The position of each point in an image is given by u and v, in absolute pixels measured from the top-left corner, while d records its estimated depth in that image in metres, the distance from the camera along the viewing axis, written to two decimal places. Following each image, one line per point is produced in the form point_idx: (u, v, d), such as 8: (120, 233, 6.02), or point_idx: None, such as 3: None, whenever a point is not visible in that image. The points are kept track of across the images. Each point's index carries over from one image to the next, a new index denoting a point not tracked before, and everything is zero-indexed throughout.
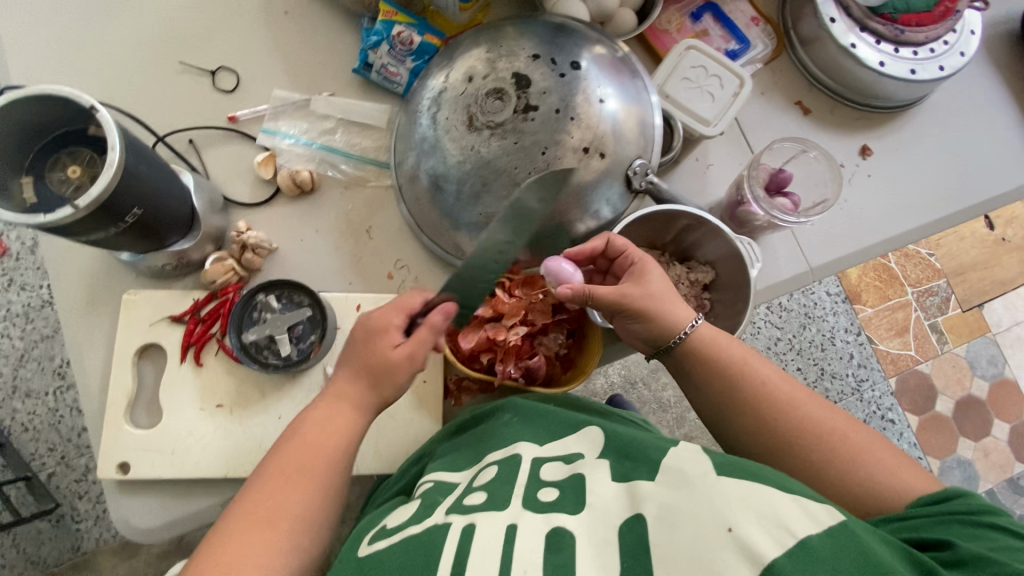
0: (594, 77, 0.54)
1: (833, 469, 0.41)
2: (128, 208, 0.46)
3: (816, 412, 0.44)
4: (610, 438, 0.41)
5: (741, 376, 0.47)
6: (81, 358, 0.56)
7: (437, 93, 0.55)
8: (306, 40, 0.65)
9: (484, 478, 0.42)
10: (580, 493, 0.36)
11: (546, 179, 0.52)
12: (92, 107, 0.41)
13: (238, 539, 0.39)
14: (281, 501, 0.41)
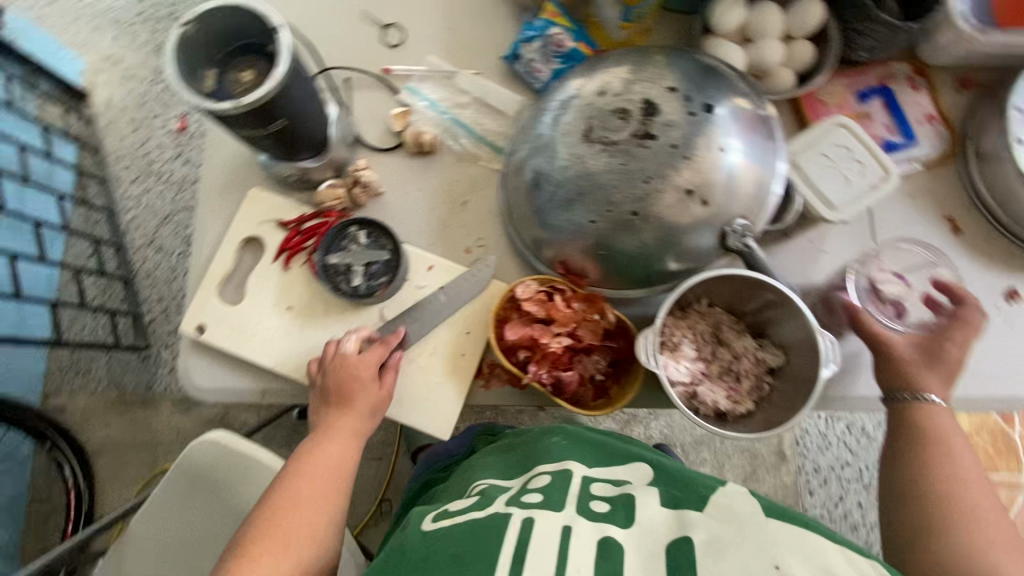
0: (724, 126, 0.52)
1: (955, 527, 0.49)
2: (275, 118, 0.53)
3: (967, 488, 0.51)
4: (655, 472, 0.53)
5: (924, 438, 0.54)
6: (203, 230, 0.65)
7: (567, 99, 0.57)
8: (473, 20, 0.70)
9: (538, 483, 0.53)
10: (629, 511, 0.47)
11: (639, 208, 0.51)
12: (278, 25, 0.48)
13: (288, 501, 0.53)
14: (306, 492, 0.54)
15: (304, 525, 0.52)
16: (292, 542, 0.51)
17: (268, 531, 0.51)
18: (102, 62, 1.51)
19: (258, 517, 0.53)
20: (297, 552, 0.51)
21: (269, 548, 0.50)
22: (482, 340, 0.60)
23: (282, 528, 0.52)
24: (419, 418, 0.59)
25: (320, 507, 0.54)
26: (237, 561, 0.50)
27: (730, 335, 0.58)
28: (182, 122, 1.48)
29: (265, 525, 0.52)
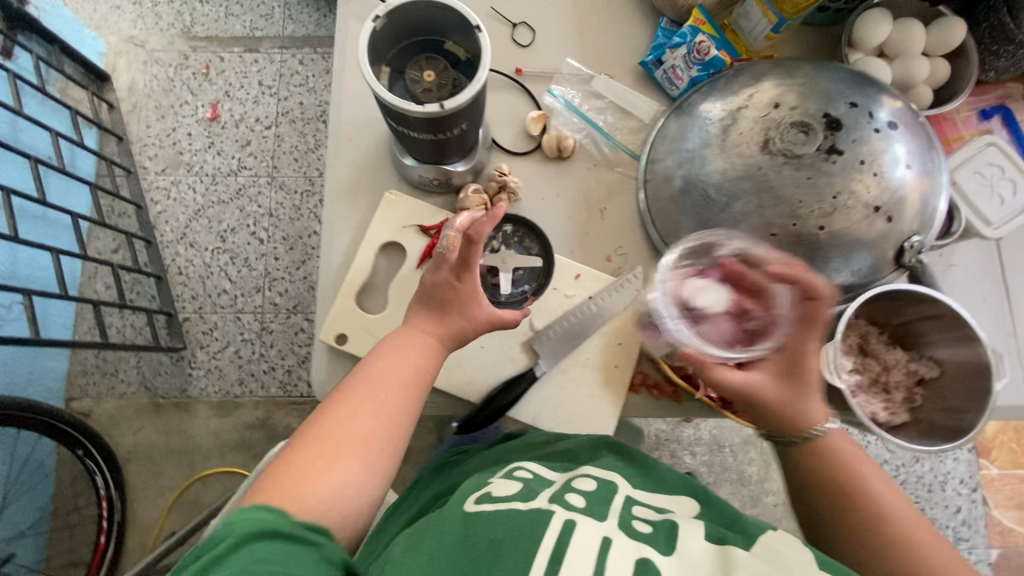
0: (902, 141, 0.53)
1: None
2: (456, 122, 0.50)
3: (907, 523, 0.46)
4: (705, 510, 0.45)
5: (868, 496, 0.47)
6: (332, 233, 0.62)
7: (734, 108, 0.56)
8: (605, 22, 0.68)
9: (585, 485, 0.46)
10: (672, 538, 0.41)
11: (826, 223, 0.51)
12: (479, 26, 0.46)
13: (343, 415, 0.46)
14: (381, 399, 0.47)
15: (369, 435, 0.46)
16: (355, 454, 0.45)
17: (333, 439, 0.45)
18: (124, 44, 1.42)
19: (323, 421, 0.46)
20: (338, 469, 0.44)
21: (330, 454, 0.44)
22: (634, 352, 0.59)
23: (344, 437, 0.45)
24: (574, 431, 0.58)
25: (391, 420, 0.47)
26: (294, 466, 0.43)
27: (879, 348, 0.59)
28: (214, 110, 1.40)
29: (337, 429, 0.45)
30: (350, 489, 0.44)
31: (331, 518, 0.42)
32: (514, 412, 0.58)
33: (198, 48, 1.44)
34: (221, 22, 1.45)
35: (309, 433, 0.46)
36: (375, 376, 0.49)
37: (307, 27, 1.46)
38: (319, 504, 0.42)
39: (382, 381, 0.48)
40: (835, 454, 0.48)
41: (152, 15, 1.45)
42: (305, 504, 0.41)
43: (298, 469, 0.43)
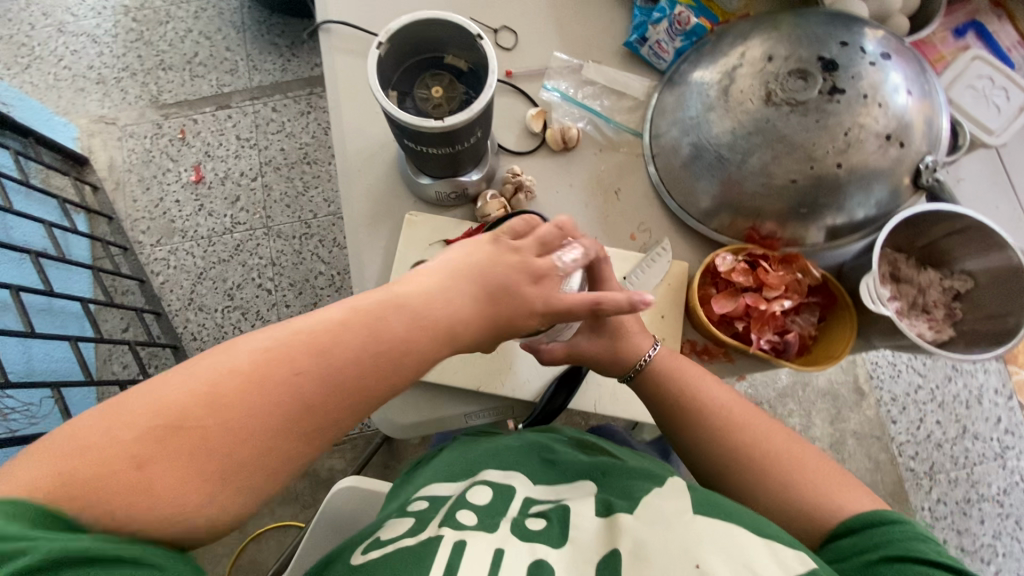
0: (897, 70, 0.54)
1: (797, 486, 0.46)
2: (471, 133, 0.51)
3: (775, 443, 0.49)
4: (601, 483, 0.46)
5: (727, 426, 0.51)
6: (361, 264, 0.63)
7: (728, 69, 0.57)
8: (582, 11, 0.70)
9: (478, 497, 0.44)
10: (565, 525, 0.41)
11: (842, 159, 0.53)
12: (479, 33, 0.47)
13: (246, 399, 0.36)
14: (285, 399, 0.37)
15: (248, 444, 0.36)
16: (223, 467, 0.35)
17: (192, 437, 0.34)
18: (96, 125, 1.43)
19: (180, 397, 0.35)
20: (210, 476, 0.35)
21: (183, 460, 0.34)
22: (680, 321, 0.61)
23: (210, 437, 0.35)
24: (638, 410, 0.59)
25: (287, 430, 0.37)
26: (125, 462, 0.33)
27: (911, 272, 0.61)
28: (197, 172, 1.41)
29: (202, 412, 0.35)
30: (210, 504, 0.35)
31: (171, 535, 0.34)
32: (575, 403, 0.59)
33: (169, 115, 1.44)
34: (187, 85, 1.46)
35: (147, 406, 0.34)
36: (291, 356, 0.38)
37: (273, 74, 1.47)
38: (153, 521, 0.33)
39: (298, 370, 0.38)
40: (667, 375, 0.54)
41: (118, 92, 1.45)
42: (123, 520, 0.32)
43: (132, 466, 0.33)
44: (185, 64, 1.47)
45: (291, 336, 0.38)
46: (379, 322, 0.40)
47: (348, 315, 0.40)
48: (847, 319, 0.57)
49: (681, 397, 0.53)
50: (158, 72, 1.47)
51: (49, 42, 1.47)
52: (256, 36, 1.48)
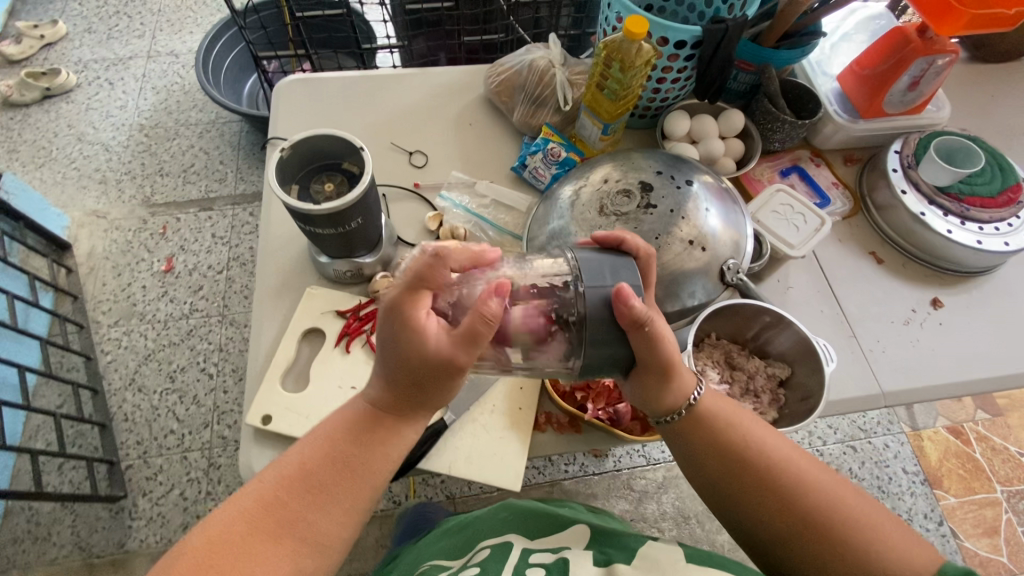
0: (701, 193, 0.69)
1: (864, 544, 0.50)
2: (351, 218, 0.63)
3: (835, 490, 0.53)
4: (590, 536, 0.60)
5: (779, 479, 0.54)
6: (261, 329, 0.71)
7: (577, 189, 0.73)
8: (482, 144, 0.88)
9: (480, 556, 0.59)
10: (564, 568, 0.53)
11: (655, 257, 0.64)
12: (362, 148, 0.62)
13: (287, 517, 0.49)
14: (328, 485, 0.50)
15: (316, 521, 0.49)
16: (296, 537, 0.48)
17: (263, 520, 0.48)
18: (87, 217, 1.59)
19: (248, 496, 0.49)
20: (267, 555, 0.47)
21: (258, 542, 0.47)
22: (536, 393, 0.66)
23: (274, 521, 0.48)
24: (490, 473, 0.62)
25: (347, 500, 0.50)
26: (216, 547, 0.46)
27: (741, 359, 0.69)
28: (168, 263, 1.54)
29: (256, 509, 0.48)
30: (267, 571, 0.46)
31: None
32: (430, 465, 0.63)
33: (156, 212, 1.61)
34: (179, 189, 1.65)
35: (230, 507, 0.49)
36: (311, 452, 0.51)
37: (258, 185, 1.68)
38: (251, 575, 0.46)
39: (322, 463, 0.50)
40: (710, 417, 0.57)
41: (115, 191, 1.64)
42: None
43: (228, 554, 0.46)
44: (181, 172, 1.68)
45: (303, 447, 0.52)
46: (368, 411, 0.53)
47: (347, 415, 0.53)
48: None
49: (734, 445, 0.56)
50: (155, 177, 1.67)
51: (67, 149, 1.70)
52: (248, 154, 1.72)
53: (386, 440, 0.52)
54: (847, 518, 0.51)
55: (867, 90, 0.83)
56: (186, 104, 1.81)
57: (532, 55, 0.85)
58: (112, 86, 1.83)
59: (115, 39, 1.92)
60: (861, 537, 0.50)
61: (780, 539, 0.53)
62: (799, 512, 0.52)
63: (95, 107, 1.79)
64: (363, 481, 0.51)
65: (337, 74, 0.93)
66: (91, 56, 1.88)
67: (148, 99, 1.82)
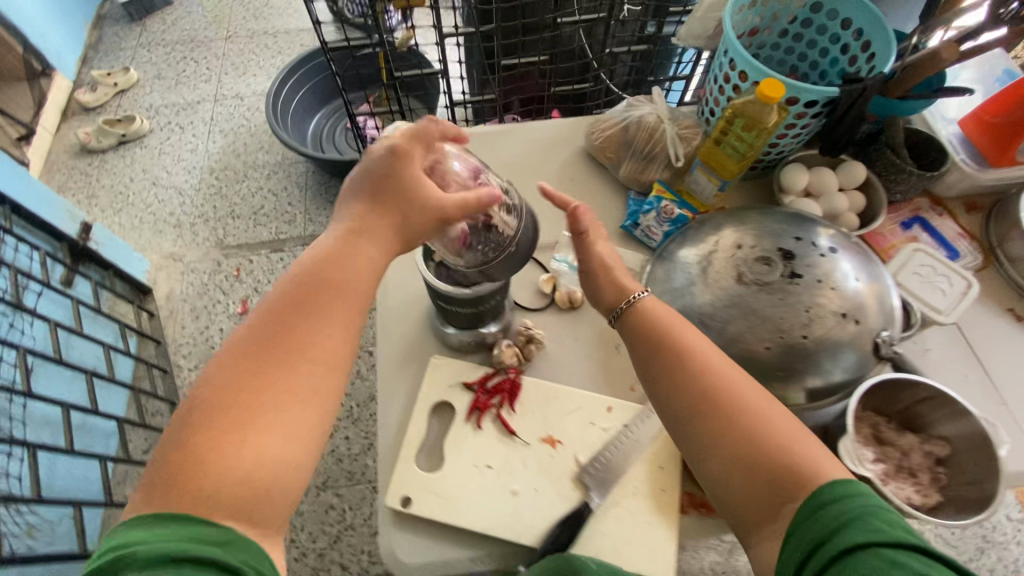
0: (846, 261, 0.66)
1: (776, 443, 0.52)
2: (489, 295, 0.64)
3: (762, 403, 0.54)
4: None
5: (703, 377, 0.56)
6: (387, 401, 0.70)
7: (706, 253, 0.70)
8: (587, 201, 0.87)
9: None
10: None
11: (807, 332, 0.62)
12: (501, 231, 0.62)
13: (234, 419, 0.47)
14: (292, 358, 0.50)
15: (283, 401, 0.49)
16: (269, 423, 0.48)
17: (236, 412, 0.47)
18: (164, 260, 1.63)
19: (210, 391, 0.48)
20: (242, 451, 0.46)
21: (238, 433, 0.47)
22: (677, 472, 0.65)
23: (249, 409, 0.48)
24: (639, 561, 0.61)
25: (319, 376, 0.51)
26: (196, 450, 0.45)
27: (891, 434, 0.66)
28: (243, 305, 1.57)
29: (227, 398, 0.48)
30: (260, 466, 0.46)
31: (236, 510, 0.45)
32: (577, 550, 0.61)
33: (230, 254, 1.65)
34: (250, 231, 1.69)
35: (188, 409, 0.48)
36: (272, 328, 0.51)
37: (325, 225, 1.71)
38: (228, 483, 0.45)
39: (284, 342, 0.50)
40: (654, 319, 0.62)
41: (189, 234, 1.69)
42: (211, 496, 0.44)
43: (199, 452, 0.45)
44: (251, 214, 1.72)
45: (257, 321, 0.52)
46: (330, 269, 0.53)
47: (294, 283, 0.53)
48: None
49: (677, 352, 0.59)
50: (227, 219, 1.72)
51: (143, 193, 1.76)
52: (315, 195, 1.76)
53: (354, 315, 0.54)
54: (758, 417, 0.53)
55: (996, 141, 0.79)
56: (252, 146, 1.86)
57: (640, 110, 0.83)
58: (183, 130, 1.89)
59: (183, 84, 1.99)
60: (777, 439, 0.52)
61: (700, 437, 0.55)
62: (709, 400, 0.55)
63: (168, 151, 1.85)
64: (331, 350, 0.52)
65: None
66: (162, 101, 1.96)
67: (217, 142, 1.87)
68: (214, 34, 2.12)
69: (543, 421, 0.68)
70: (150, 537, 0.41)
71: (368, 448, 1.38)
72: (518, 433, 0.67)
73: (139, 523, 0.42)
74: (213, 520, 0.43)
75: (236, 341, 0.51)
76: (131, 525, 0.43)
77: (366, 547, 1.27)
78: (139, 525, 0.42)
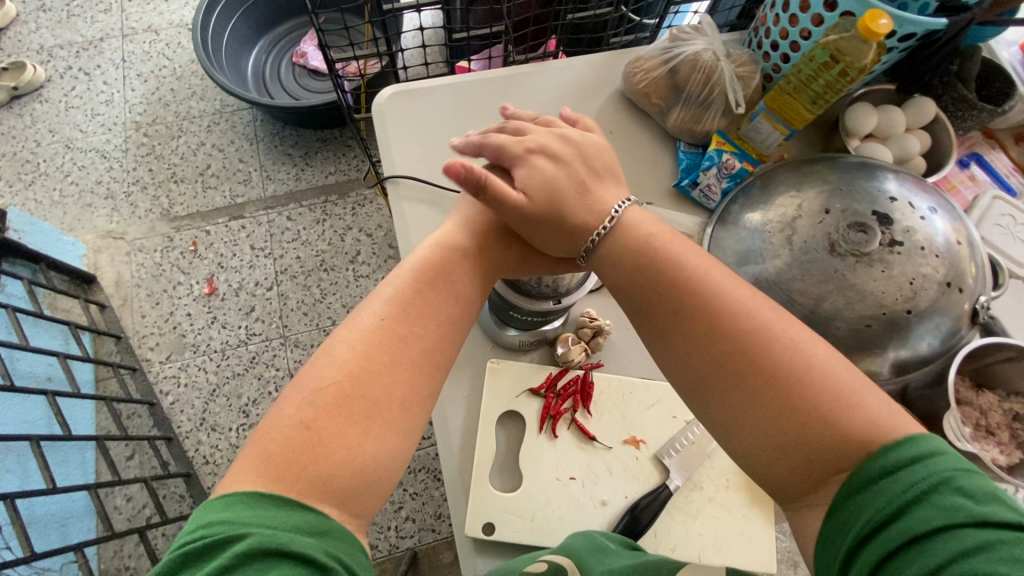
0: (943, 221, 0.60)
1: (813, 400, 0.41)
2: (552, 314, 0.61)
3: (794, 336, 0.44)
4: None
5: (709, 307, 0.46)
6: (444, 416, 0.62)
7: (786, 219, 0.63)
8: (631, 158, 0.76)
9: None
10: None
11: (911, 306, 0.57)
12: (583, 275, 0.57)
13: (336, 418, 0.40)
14: (404, 352, 0.44)
15: (395, 395, 0.42)
16: (379, 420, 0.41)
17: (344, 400, 0.41)
18: (103, 240, 1.40)
19: (320, 378, 0.41)
20: (363, 442, 0.40)
21: (349, 427, 0.40)
22: None
23: (354, 400, 0.41)
24: (742, 557, 0.58)
25: (424, 370, 0.44)
26: (301, 435, 0.39)
27: (970, 394, 0.65)
28: (210, 284, 1.39)
29: (337, 388, 0.41)
30: (368, 447, 0.40)
31: (338, 505, 0.38)
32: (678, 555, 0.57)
33: (181, 227, 1.44)
34: (200, 197, 1.47)
35: (293, 395, 0.41)
36: (387, 321, 0.45)
37: (288, 184, 1.50)
38: (349, 475, 0.39)
39: (394, 334, 0.44)
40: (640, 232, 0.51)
41: (127, 206, 1.44)
42: (332, 486, 0.38)
43: (309, 442, 0.39)
44: (198, 177, 1.49)
45: (374, 312, 0.45)
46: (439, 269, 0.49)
47: (413, 279, 0.48)
48: None
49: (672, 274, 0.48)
50: (169, 185, 1.47)
51: (56, 159, 1.47)
52: (270, 148, 1.53)
53: (466, 310, 0.49)
54: (802, 371, 0.42)
55: None
56: (182, 92, 1.57)
57: (692, 46, 0.71)
58: (89, 77, 1.57)
59: (77, 16, 1.62)
60: (820, 396, 0.41)
61: (700, 376, 0.46)
62: (734, 336, 0.45)
63: (76, 105, 1.53)
64: (432, 334, 0.46)
65: (443, 81, 0.77)
66: (54, 40, 1.59)
67: (136, 89, 1.56)
68: None
69: (623, 421, 0.62)
70: (251, 522, 0.34)
71: None
72: (598, 437, 0.61)
73: (235, 503, 0.35)
74: (316, 514, 0.37)
75: (344, 329, 0.45)
76: (226, 502, 0.36)
77: (391, 524, 1.23)
78: (232, 504, 0.36)
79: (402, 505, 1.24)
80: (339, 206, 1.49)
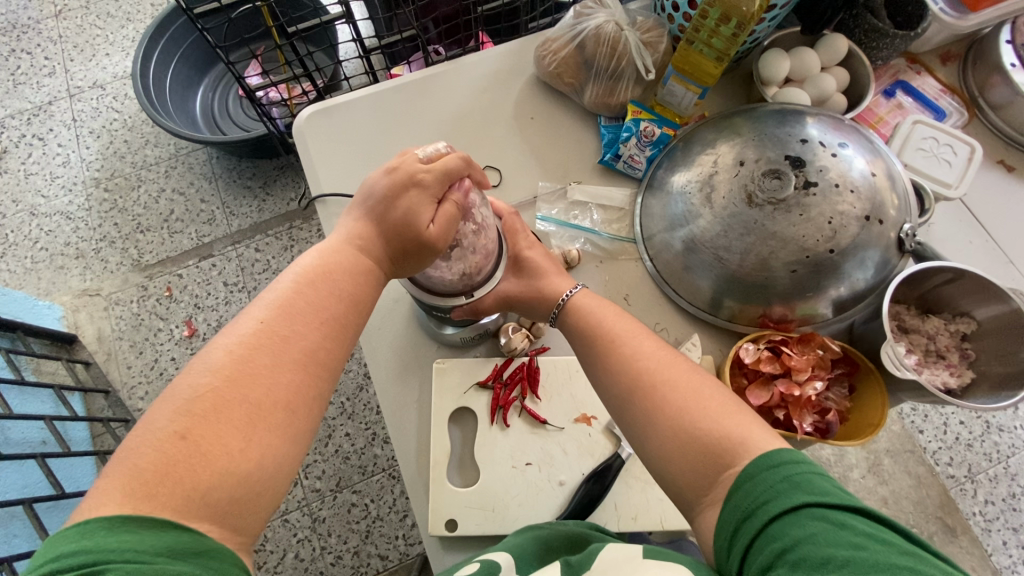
0: (857, 155, 0.60)
1: (690, 414, 0.45)
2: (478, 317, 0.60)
3: (683, 380, 0.48)
4: None
5: (616, 345, 0.52)
6: (399, 422, 0.63)
7: (705, 175, 0.63)
8: (554, 140, 0.76)
9: None
10: None
11: (834, 245, 0.58)
12: (495, 277, 0.57)
13: (209, 427, 0.40)
14: (286, 354, 0.44)
15: (275, 401, 0.43)
16: (261, 425, 0.42)
17: (221, 407, 0.41)
18: (80, 299, 1.42)
19: (194, 386, 0.41)
20: (247, 449, 0.41)
21: (226, 432, 0.40)
22: None
23: (232, 406, 0.41)
24: None
25: (313, 372, 0.45)
26: (175, 446, 0.39)
27: (917, 321, 0.65)
28: (190, 326, 1.41)
29: (213, 395, 0.41)
30: (251, 449, 0.41)
31: (218, 519, 0.38)
32: (640, 523, 0.58)
33: (153, 274, 1.46)
34: (168, 242, 1.48)
35: (164, 407, 0.41)
36: (268, 322, 0.45)
37: (251, 216, 1.51)
38: (228, 483, 0.39)
39: (278, 336, 0.45)
40: (572, 305, 0.57)
41: (98, 262, 1.46)
42: (208, 493, 0.38)
43: (186, 454, 0.39)
44: (162, 223, 1.50)
45: (255, 315, 0.46)
46: (328, 267, 0.49)
47: (297, 279, 0.48)
48: (876, 386, 0.60)
49: (590, 333, 0.54)
50: (136, 235, 1.49)
51: (23, 228, 1.49)
52: (229, 184, 1.54)
53: (349, 309, 0.49)
54: (689, 406, 0.46)
55: None
56: (136, 141, 1.58)
57: (594, 20, 0.71)
58: (44, 142, 1.58)
59: (23, 84, 1.64)
60: (709, 435, 0.44)
61: (615, 405, 0.50)
62: (636, 374, 0.49)
63: (34, 171, 1.55)
64: (313, 335, 0.46)
65: (359, 92, 0.77)
66: (5, 111, 1.61)
67: (91, 146, 1.58)
68: (39, 11, 1.72)
69: (573, 400, 0.63)
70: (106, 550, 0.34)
71: (372, 437, 1.28)
72: (549, 420, 0.62)
73: (93, 530, 0.35)
74: (192, 534, 0.37)
75: (225, 334, 0.45)
76: (86, 529, 0.35)
77: (399, 532, 1.21)
78: (91, 532, 0.35)
79: (406, 513, 1.22)
80: (304, 230, 1.50)
